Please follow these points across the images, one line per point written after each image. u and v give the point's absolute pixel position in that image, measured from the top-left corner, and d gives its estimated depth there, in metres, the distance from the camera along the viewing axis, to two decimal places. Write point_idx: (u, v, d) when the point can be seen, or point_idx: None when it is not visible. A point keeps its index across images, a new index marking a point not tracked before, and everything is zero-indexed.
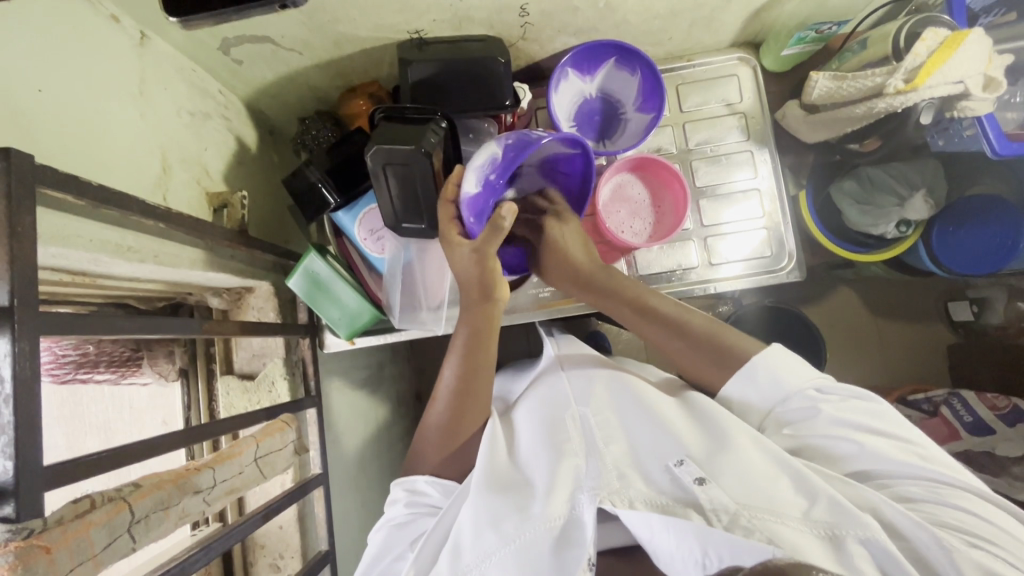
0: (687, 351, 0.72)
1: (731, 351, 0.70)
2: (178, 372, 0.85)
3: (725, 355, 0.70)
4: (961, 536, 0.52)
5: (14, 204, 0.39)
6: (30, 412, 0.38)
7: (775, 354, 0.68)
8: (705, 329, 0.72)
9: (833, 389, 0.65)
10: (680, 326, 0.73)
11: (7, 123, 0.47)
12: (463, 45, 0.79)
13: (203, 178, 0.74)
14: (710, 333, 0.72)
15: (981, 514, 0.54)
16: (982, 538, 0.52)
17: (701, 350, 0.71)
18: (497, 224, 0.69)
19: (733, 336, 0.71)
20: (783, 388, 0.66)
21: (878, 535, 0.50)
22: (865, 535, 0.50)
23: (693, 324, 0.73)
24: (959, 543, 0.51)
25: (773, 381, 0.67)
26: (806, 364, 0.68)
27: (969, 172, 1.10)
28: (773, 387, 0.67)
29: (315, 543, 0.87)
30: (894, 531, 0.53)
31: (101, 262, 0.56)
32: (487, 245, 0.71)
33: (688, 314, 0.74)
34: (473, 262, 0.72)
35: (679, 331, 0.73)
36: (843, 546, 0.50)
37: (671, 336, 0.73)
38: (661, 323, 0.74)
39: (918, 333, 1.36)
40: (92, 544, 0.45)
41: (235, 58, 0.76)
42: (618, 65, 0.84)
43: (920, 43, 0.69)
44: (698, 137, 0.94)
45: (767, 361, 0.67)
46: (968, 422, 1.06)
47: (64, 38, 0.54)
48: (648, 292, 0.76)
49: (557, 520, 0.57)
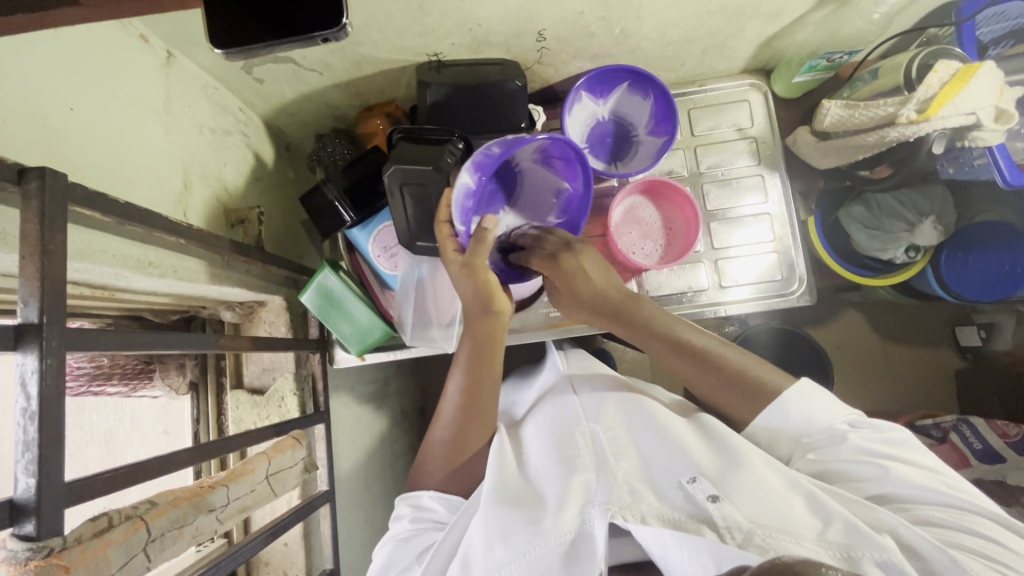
0: (716, 388, 0.71)
1: (761, 389, 0.69)
2: (189, 386, 0.85)
3: (754, 389, 0.69)
4: (981, 560, 0.51)
5: (47, 222, 0.40)
6: (55, 427, 0.38)
7: (800, 390, 0.67)
8: (732, 364, 0.71)
9: (863, 422, 0.65)
10: (709, 363, 0.71)
11: (37, 140, 0.48)
12: (479, 68, 0.80)
13: (221, 194, 0.75)
14: (740, 368, 0.70)
15: (993, 537, 0.53)
16: (995, 560, 0.51)
17: (730, 385, 0.70)
18: (480, 233, 0.69)
19: (757, 368, 0.70)
20: (815, 425, 0.65)
21: (894, 557, 0.49)
22: (882, 558, 0.49)
23: (721, 358, 0.71)
24: (976, 564, 0.50)
25: (804, 416, 0.66)
26: (832, 398, 0.67)
27: (977, 199, 1.11)
28: (803, 421, 0.66)
29: (320, 561, 0.86)
30: (910, 550, 0.52)
31: (122, 276, 0.57)
32: (477, 258, 0.70)
33: (711, 343, 0.73)
34: (466, 277, 0.71)
35: (709, 367, 0.71)
36: (860, 569, 0.49)
37: (702, 373, 0.72)
38: (688, 356, 0.72)
39: (926, 357, 1.35)
40: (109, 563, 0.44)
41: (257, 77, 0.77)
42: (631, 89, 0.86)
43: (933, 74, 0.71)
44: (708, 160, 0.95)
45: (798, 393, 0.66)
46: (978, 450, 1.05)
47: (95, 57, 0.56)
48: (678, 325, 0.75)
49: (566, 535, 0.56)
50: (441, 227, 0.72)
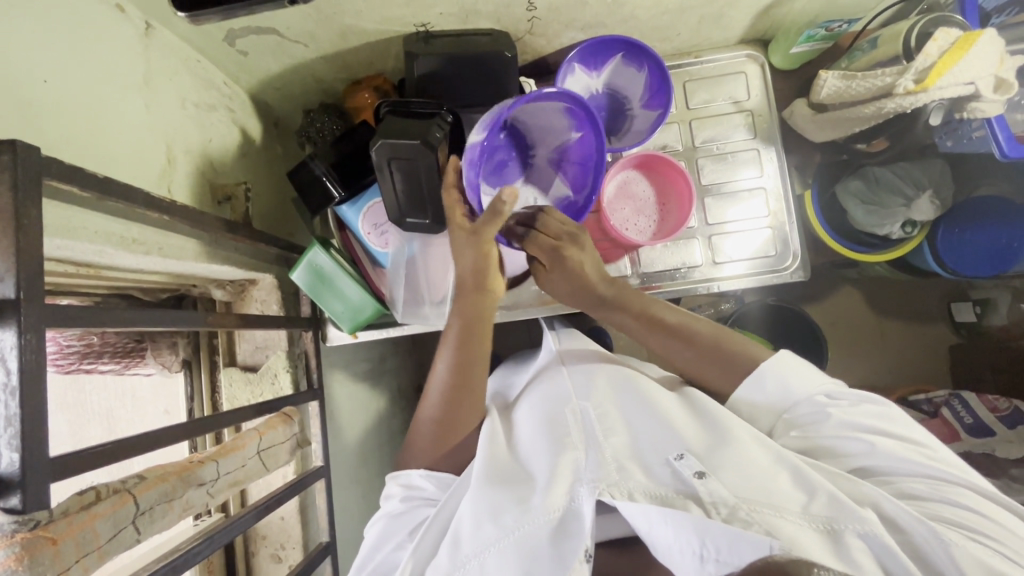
0: (695, 362, 0.73)
1: (740, 358, 0.71)
2: (181, 363, 0.86)
3: (733, 361, 0.71)
4: (959, 530, 0.52)
5: (20, 197, 0.39)
6: (35, 402, 0.38)
7: (782, 359, 0.68)
8: (709, 336, 0.73)
9: (841, 394, 0.65)
10: (686, 336, 0.73)
11: (10, 111, 0.47)
12: (469, 38, 0.78)
13: (207, 170, 0.74)
14: (715, 341, 0.73)
15: (977, 509, 0.54)
16: (983, 533, 0.52)
17: (707, 355, 0.72)
18: (497, 207, 0.64)
19: (734, 340, 0.73)
20: (793, 394, 0.66)
21: (876, 529, 0.51)
22: (864, 529, 0.50)
23: (698, 331, 0.74)
24: (959, 538, 0.51)
25: (782, 386, 0.67)
26: (813, 369, 0.68)
27: (974, 173, 1.10)
28: (780, 393, 0.67)
29: (316, 535, 0.87)
30: (891, 523, 0.54)
31: (105, 253, 0.56)
32: (484, 229, 0.67)
33: (689, 322, 0.75)
34: (470, 247, 0.70)
35: (688, 342, 0.73)
36: (841, 540, 0.50)
37: (684, 348, 0.73)
38: (670, 334, 0.74)
39: (920, 333, 1.35)
40: (97, 536, 0.45)
41: (240, 49, 0.75)
42: (626, 61, 0.84)
43: (932, 43, 0.69)
44: (704, 134, 0.94)
45: (775, 366, 0.68)
46: (968, 424, 1.05)
47: (69, 28, 0.54)
48: (652, 303, 0.76)
49: (556, 512, 0.57)
50: (450, 192, 0.70)
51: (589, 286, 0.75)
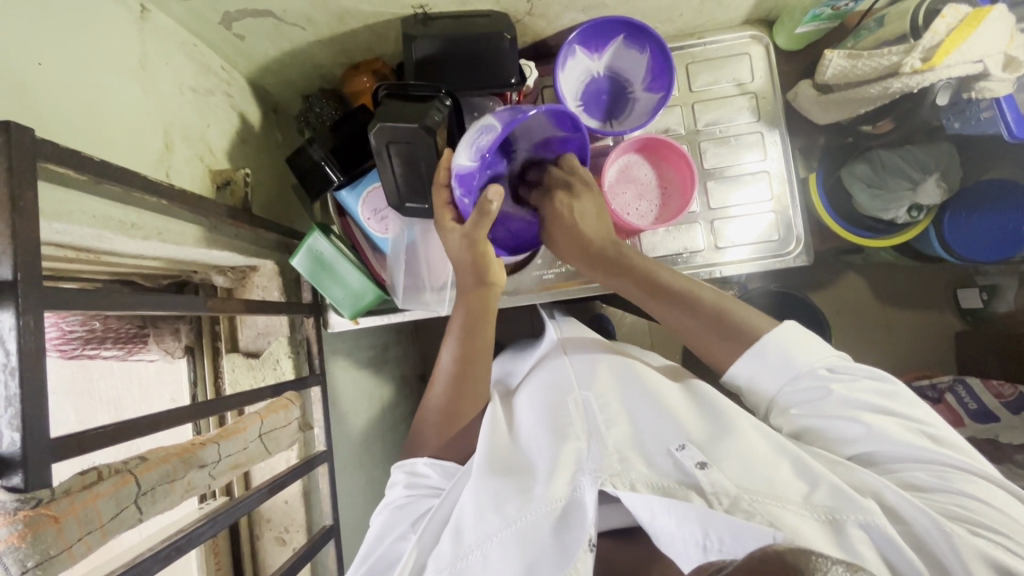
0: (697, 332, 0.70)
1: (740, 327, 0.68)
2: (184, 349, 0.87)
3: (733, 329, 0.68)
4: (963, 524, 0.52)
5: (16, 177, 0.39)
6: (34, 382, 0.39)
7: (786, 333, 0.66)
8: (712, 302, 0.70)
9: (845, 367, 0.64)
10: (687, 303, 0.71)
11: (6, 93, 0.47)
12: (469, 20, 0.77)
13: (206, 156, 0.74)
14: (718, 311, 0.70)
15: (983, 500, 0.54)
16: (986, 526, 0.51)
17: (709, 325, 0.69)
18: (484, 208, 0.66)
19: (740, 309, 0.70)
20: (794, 366, 0.64)
21: (879, 520, 0.51)
22: (865, 519, 0.51)
23: (702, 299, 0.71)
24: (964, 532, 0.51)
25: (783, 356, 0.65)
26: (816, 341, 0.66)
27: (982, 157, 1.08)
28: (781, 364, 0.65)
29: (319, 518, 0.88)
30: (893, 513, 0.54)
31: (104, 238, 0.57)
32: (477, 231, 0.69)
33: (694, 287, 0.72)
34: (464, 246, 0.71)
35: (690, 309, 0.71)
36: (844, 531, 0.50)
37: (686, 317, 0.71)
38: (668, 299, 0.72)
39: (925, 320, 1.34)
40: (100, 515, 0.46)
41: (236, 33, 0.75)
42: (627, 42, 0.83)
43: (940, 20, 0.68)
44: (707, 117, 0.92)
45: (778, 338, 0.65)
46: (973, 410, 1.06)
47: (64, 10, 0.54)
48: (654, 267, 0.74)
49: (558, 502, 0.57)
50: (440, 193, 0.71)
51: (591, 249, 0.76)
